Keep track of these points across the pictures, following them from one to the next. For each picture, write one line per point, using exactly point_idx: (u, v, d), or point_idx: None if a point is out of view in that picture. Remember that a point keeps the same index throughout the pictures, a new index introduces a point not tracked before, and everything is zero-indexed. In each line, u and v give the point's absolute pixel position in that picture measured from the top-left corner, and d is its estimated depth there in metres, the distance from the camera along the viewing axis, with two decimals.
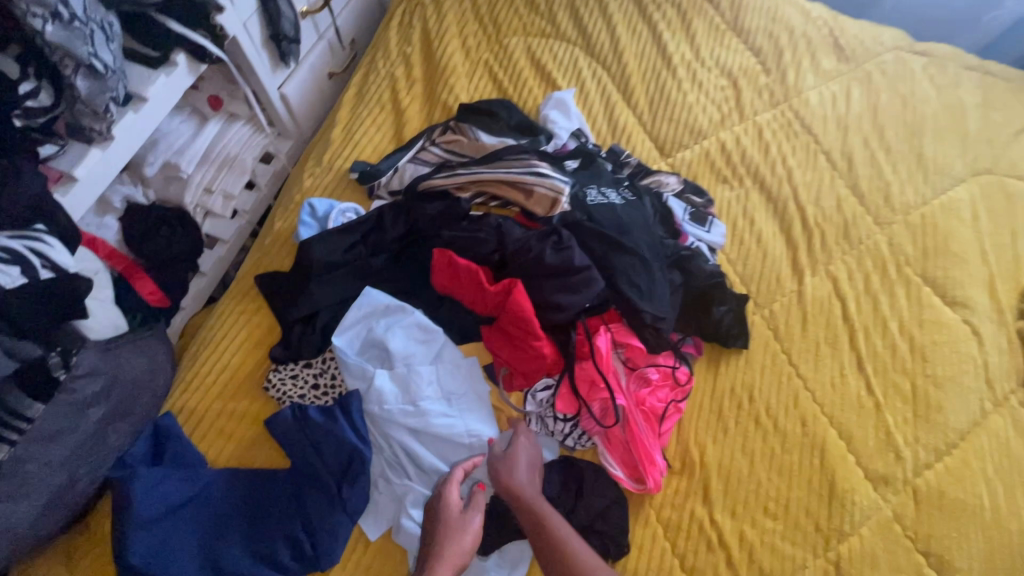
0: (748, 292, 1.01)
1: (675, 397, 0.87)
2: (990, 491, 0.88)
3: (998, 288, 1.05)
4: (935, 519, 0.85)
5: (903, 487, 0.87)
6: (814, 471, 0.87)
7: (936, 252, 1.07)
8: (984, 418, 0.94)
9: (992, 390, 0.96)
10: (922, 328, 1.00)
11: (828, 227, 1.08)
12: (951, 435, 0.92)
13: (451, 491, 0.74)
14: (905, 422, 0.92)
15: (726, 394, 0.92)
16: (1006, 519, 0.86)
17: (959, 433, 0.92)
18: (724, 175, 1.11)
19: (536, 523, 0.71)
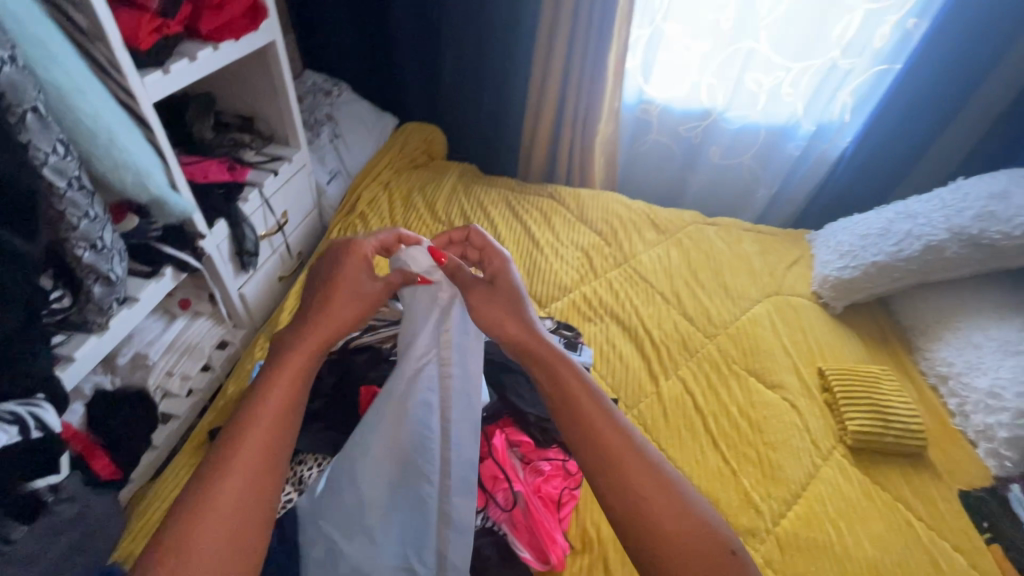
0: (617, 397, 1.28)
1: (569, 483, 1.05)
2: (834, 528, 1.08)
3: (802, 371, 1.39)
4: (796, 559, 1.03)
5: (766, 537, 1.06)
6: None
7: (752, 351, 1.43)
8: (818, 471, 1.18)
9: (818, 448, 1.23)
10: (754, 408, 1.29)
11: (671, 343, 1.43)
12: (793, 488, 1.14)
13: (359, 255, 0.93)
14: (757, 482, 1.14)
15: None
16: (850, 550, 1.05)
17: (800, 485, 1.15)
18: (588, 315, 1.48)
19: (579, 416, 0.75)
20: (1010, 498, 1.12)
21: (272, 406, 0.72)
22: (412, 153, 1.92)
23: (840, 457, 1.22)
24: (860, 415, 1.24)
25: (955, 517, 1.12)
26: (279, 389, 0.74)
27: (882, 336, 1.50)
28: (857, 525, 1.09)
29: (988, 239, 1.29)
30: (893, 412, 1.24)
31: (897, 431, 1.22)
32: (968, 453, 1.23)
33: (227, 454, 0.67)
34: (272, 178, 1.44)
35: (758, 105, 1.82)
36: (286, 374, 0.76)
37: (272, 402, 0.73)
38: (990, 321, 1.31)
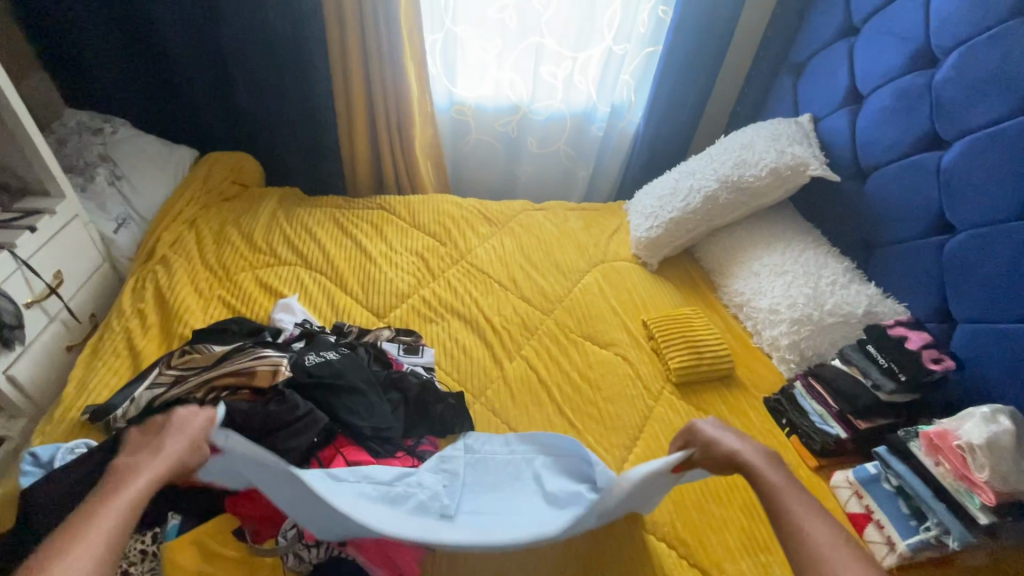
0: (465, 389, 1.30)
1: None
2: None
3: (630, 325, 1.52)
4: None
5: None
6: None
7: (586, 318, 1.53)
8: (652, 411, 1.30)
9: (649, 390, 1.35)
10: (593, 368, 1.38)
11: (512, 326, 1.48)
12: (632, 432, 1.24)
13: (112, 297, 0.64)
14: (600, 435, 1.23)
15: None
16: None
17: (638, 428, 1.25)
18: (429, 317, 1.48)
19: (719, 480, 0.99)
20: (795, 394, 1.29)
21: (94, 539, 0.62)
22: (220, 184, 1.77)
23: (668, 394, 1.35)
24: (680, 353, 1.38)
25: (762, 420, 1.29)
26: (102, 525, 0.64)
27: (692, 282, 1.70)
28: None
29: (746, 181, 1.52)
30: (706, 343, 1.40)
31: (710, 360, 1.38)
32: (767, 365, 1.43)
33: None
34: (25, 235, 1.24)
35: (557, 95, 1.97)
36: (119, 505, 0.67)
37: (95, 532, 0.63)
38: (763, 252, 1.54)
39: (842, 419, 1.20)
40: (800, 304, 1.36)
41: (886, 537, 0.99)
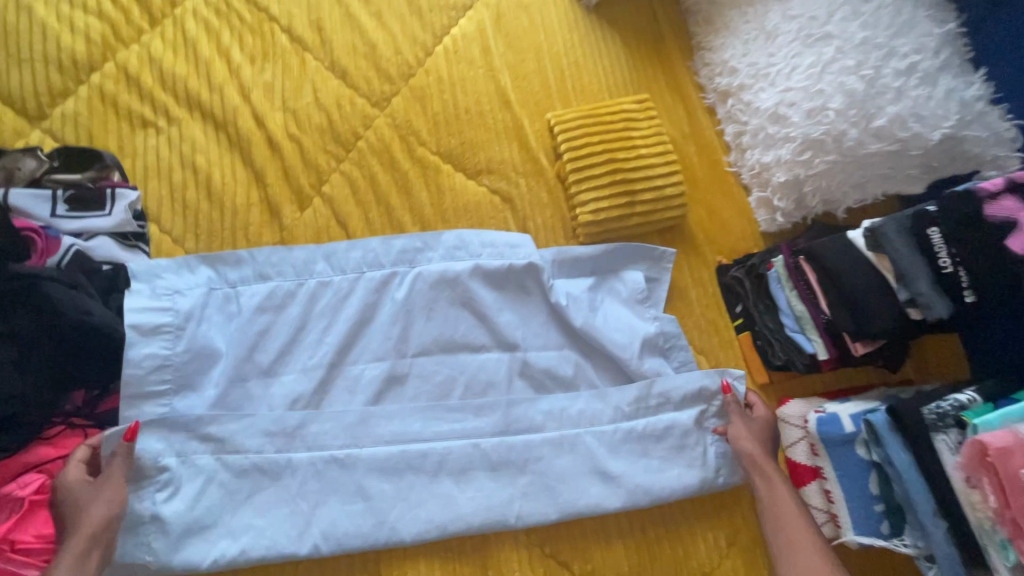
0: (202, 262, 0.72)
1: None
2: (552, 413, 0.74)
3: (526, 131, 0.86)
4: (501, 484, 0.70)
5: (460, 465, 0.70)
6: (347, 497, 0.67)
7: (448, 118, 0.85)
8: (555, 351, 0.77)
9: (535, 236, 0.83)
10: (449, 219, 0.81)
11: (307, 134, 0.81)
12: (498, 380, 0.75)
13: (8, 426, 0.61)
14: (443, 383, 0.74)
15: (207, 480, 0.65)
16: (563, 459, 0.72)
17: (508, 383, 0.75)
18: (142, 117, 0.78)
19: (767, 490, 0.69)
20: (769, 278, 0.78)
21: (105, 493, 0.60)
22: None
23: (566, 243, 0.84)
24: (598, 195, 0.81)
25: (687, 318, 0.82)
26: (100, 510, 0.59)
27: (654, 32, 0.94)
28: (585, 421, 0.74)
29: None
30: (643, 176, 0.83)
31: (644, 208, 0.82)
32: (736, 207, 0.87)
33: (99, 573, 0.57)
34: None
35: None
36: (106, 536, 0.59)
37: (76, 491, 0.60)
38: None
39: (828, 334, 0.72)
40: (830, 112, 0.73)
41: (829, 507, 0.71)
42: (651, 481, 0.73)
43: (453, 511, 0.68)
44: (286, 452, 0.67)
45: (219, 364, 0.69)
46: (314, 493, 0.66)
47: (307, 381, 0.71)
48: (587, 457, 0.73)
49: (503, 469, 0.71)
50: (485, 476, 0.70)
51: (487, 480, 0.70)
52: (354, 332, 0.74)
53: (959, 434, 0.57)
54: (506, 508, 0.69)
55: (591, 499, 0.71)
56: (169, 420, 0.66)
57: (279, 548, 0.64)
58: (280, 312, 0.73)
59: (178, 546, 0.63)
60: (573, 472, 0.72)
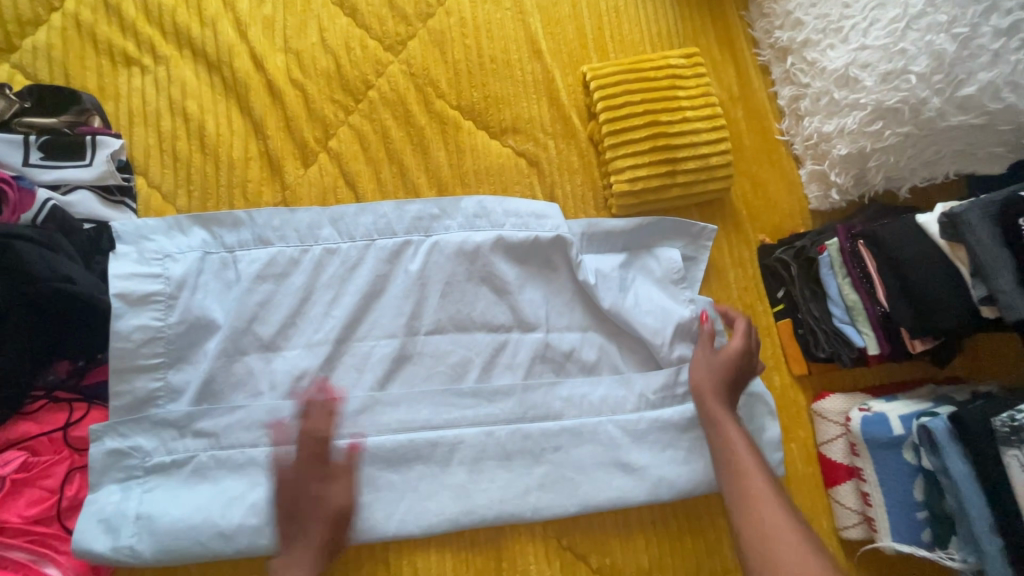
0: (195, 222, 0.65)
1: (77, 465, 0.59)
2: (577, 399, 0.69)
3: (557, 84, 0.77)
4: (520, 472, 0.66)
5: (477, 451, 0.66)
6: (356, 482, 0.63)
7: (470, 66, 0.76)
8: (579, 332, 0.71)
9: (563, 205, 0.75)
10: (468, 182, 0.73)
11: (313, 80, 0.72)
12: (519, 362, 0.69)
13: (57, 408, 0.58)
14: (460, 364, 0.68)
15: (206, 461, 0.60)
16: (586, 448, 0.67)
17: (529, 366, 0.69)
18: (126, 52, 0.68)
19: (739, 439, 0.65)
20: (819, 262, 0.71)
21: (321, 473, 0.61)
22: None
23: (596, 214, 0.76)
24: (637, 161, 0.73)
25: (724, 302, 0.75)
26: (331, 487, 0.60)
27: None
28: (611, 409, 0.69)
29: None
30: (687, 141, 0.74)
31: (685, 178, 0.74)
32: (785, 180, 0.79)
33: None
34: None
35: None
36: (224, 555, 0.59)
37: (290, 470, 0.60)
38: None
39: (882, 326, 0.66)
40: (909, 77, 0.65)
41: (865, 510, 0.66)
42: (680, 476, 0.68)
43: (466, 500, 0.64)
44: (291, 431, 0.62)
45: (215, 337, 0.64)
46: (321, 476, 0.62)
47: (313, 357, 0.66)
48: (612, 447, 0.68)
49: (522, 456, 0.66)
50: (503, 464, 0.66)
51: (501, 470, 0.66)
52: (364, 305, 0.67)
53: None
54: (525, 498, 0.65)
55: (613, 493, 0.67)
56: (163, 396, 0.61)
57: (285, 532, 0.60)
58: (283, 280, 0.66)
59: (178, 531, 0.58)
60: (597, 463, 0.67)
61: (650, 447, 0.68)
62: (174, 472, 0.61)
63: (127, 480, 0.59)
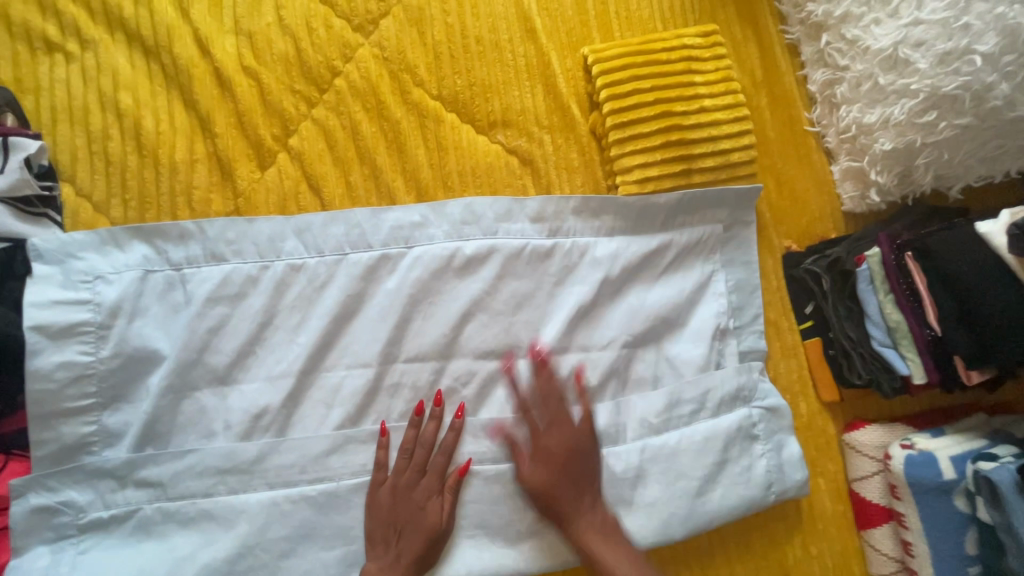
0: (132, 235, 0.55)
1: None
2: (578, 434, 0.60)
3: (554, 69, 0.66)
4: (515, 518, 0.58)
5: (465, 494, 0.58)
6: (328, 536, 0.55)
7: (453, 49, 0.65)
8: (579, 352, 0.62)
9: None
10: (452, 184, 0.64)
11: (268, 67, 0.62)
12: (515, 394, 0.60)
13: (50, 433, 0.51)
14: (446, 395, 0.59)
15: (151, 517, 0.52)
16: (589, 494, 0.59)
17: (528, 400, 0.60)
18: (45, 35, 0.58)
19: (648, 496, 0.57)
20: (858, 275, 0.61)
21: (435, 484, 0.56)
22: None
23: None
24: (646, 160, 0.63)
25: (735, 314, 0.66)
26: (433, 506, 0.55)
27: None
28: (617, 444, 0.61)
29: None
30: (703, 135, 0.64)
31: (700, 178, 0.65)
32: (814, 177, 0.69)
33: (405, 541, 0.54)
34: None
35: None
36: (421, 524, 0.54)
37: (387, 489, 0.55)
38: None
39: (932, 352, 0.57)
40: (972, 57, 0.55)
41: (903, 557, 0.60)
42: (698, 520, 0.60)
43: (452, 554, 0.56)
44: (252, 480, 0.54)
45: (159, 371, 0.54)
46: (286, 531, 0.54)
47: (273, 391, 0.56)
48: (622, 490, 0.60)
49: (513, 501, 0.58)
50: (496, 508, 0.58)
51: (493, 515, 0.58)
52: (334, 329, 0.58)
53: None
54: (523, 550, 0.58)
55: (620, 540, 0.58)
56: (97, 442, 0.52)
57: None
58: (238, 302, 0.57)
59: None
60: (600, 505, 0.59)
61: (662, 485, 0.60)
62: (114, 529, 0.52)
63: (59, 541, 0.51)
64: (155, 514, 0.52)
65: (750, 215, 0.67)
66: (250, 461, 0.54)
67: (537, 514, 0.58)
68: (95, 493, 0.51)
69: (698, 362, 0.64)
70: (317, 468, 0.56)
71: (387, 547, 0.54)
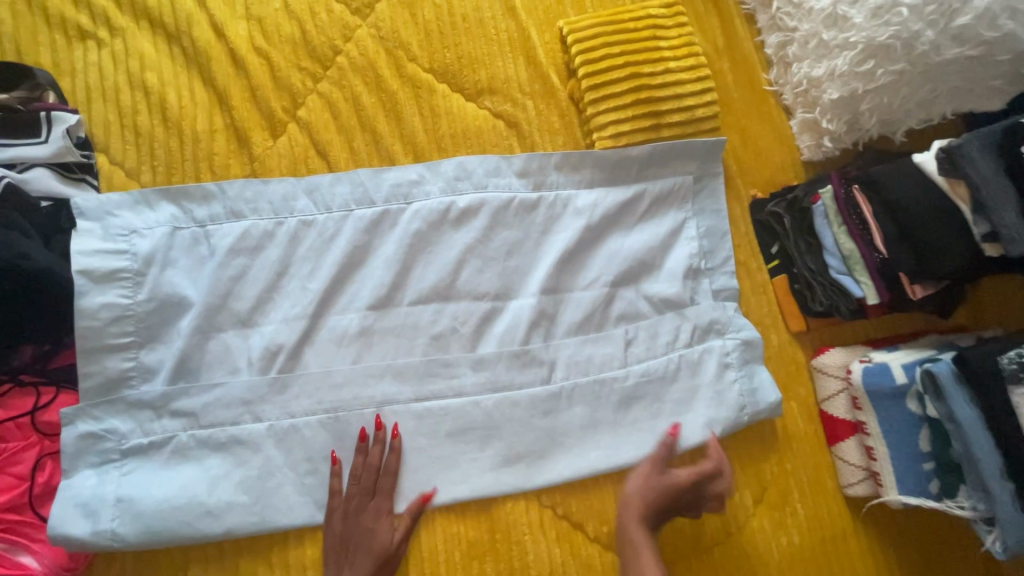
0: (161, 195, 0.62)
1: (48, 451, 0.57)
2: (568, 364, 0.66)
3: (534, 42, 0.74)
4: (515, 440, 0.64)
5: (469, 421, 0.64)
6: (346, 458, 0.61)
7: (442, 27, 0.72)
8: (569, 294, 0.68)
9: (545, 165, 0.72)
10: (445, 147, 0.70)
11: (277, 47, 0.69)
12: (509, 330, 0.66)
13: (94, 369, 0.57)
14: (448, 333, 0.66)
15: (186, 442, 0.58)
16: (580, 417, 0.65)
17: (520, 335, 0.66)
18: (79, 25, 0.65)
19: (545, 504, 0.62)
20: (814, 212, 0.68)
21: (385, 504, 0.59)
22: None
23: None
24: (619, 117, 0.70)
25: (708, 254, 0.72)
26: (382, 526, 0.58)
27: None
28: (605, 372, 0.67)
29: None
30: (670, 94, 0.71)
31: (668, 132, 0.72)
32: (774, 131, 0.76)
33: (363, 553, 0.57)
34: None
35: None
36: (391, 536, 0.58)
37: (338, 514, 0.58)
38: None
39: (882, 274, 0.63)
40: (899, 9, 0.62)
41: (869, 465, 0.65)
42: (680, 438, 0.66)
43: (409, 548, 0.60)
44: (275, 409, 0.60)
45: (189, 315, 0.60)
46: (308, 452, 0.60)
47: (290, 332, 0.62)
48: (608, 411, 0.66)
49: (509, 426, 0.64)
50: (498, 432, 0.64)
51: (493, 438, 0.64)
52: (345, 275, 0.65)
53: None
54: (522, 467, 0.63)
55: (605, 456, 0.64)
56: (135, 378, 0.58)
57: (272, 510, 0.58)
58: (257, 253, 0.63)
59: (158, 515, 0.56)
60: (590, 428, 0.65)
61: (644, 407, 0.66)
62: (153, 454, 0.58)
63: (104, 464, 0.57)
64: (189, 440, 0.58)
65: (717, 165, 0.73)
66: (274, 393, 0.61)
67: (534, 435, 0.64)
68: (136, 422, 0.58)
69: (674, 298, 0.70)
70: (334, 397, 0.62)
71: (354, 555, 0.57)
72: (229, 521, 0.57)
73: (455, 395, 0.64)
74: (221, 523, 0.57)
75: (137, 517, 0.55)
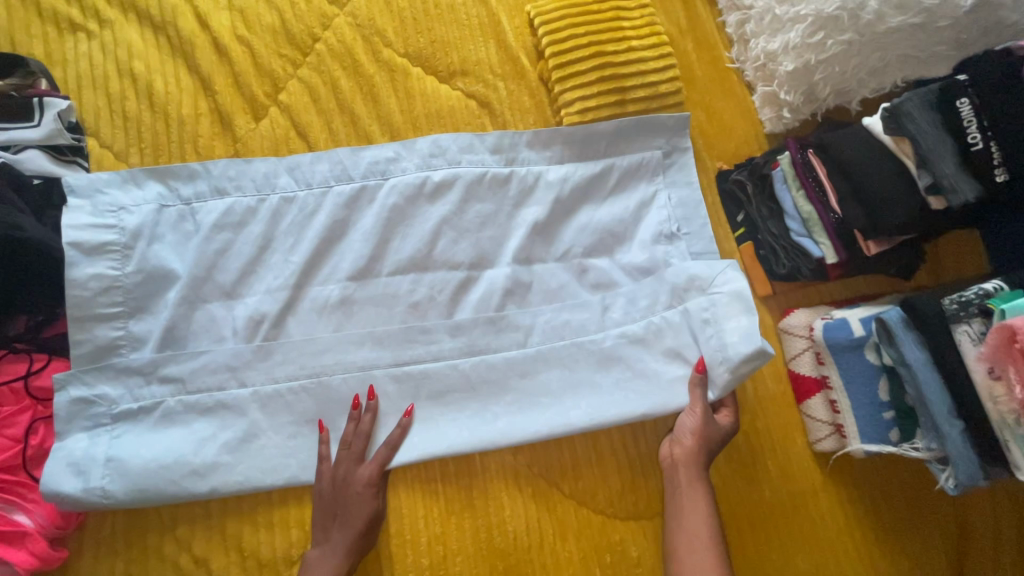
0: (148, 175, 0.65)
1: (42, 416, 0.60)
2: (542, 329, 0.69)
3: (504, 27, 0.77)
4: (492, 401, 0.67)
5: (447, 385, 0.66)
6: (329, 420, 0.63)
7: (416, 14, 0.76)
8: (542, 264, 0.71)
9: None
10: (421, 127, 0.74)
11: (259, 36, 0.72)
12: (483, 298, 0.69)
13: (86, 338, 0.60)
14: (425, 302, 0.68)
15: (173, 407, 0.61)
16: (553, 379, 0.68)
17: (494, 301, 0.69)
18: (71, 18, 0.69)
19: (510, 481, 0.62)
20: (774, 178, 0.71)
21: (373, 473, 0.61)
22: None
23: None
24: (586, 94, 0.74)
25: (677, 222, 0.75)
26: (370, 493, 0.60)
27: None
28: (578, 336, 0.69)
29: None
30: (634, 72, 0.74)
31: (634, 108, 0.75)
32: (738, 106, 0.79)
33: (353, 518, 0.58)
34: None
35: None
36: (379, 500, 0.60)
37: (328, 479, 0.60)
38: None
39: (839, 233, 0.66)
40: None
41: (835, 420, 0.67)
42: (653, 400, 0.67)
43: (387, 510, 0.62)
44: (259, 375, 0.63)
45: (175, 287, 0.63)
46: (292, 416, 0.63)
47: (273, 302, 0.65)
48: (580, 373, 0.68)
49: (486, 389, 0.67)
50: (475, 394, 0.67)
51: (470, 401, 0.66)
52: (325, 249, 0.68)
53: (985, 324, 0.52)
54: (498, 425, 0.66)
55: (582, 414, 0.66)
56: (124, 347, 0.61)
57: (257, 470, 0.61)
58: (240, 228, 0.66)
59: (148, 475, 0.58)
60: (565, 391, 0.68)
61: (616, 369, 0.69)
62: (141, 419, 0.60)
63: (94, 428, 0.59)
64: (176, 405, 0.61)
65: (684, 139, 0.76)
66: (258, 360, 0.63)
67: (510, 397, 0.67)
68: (125, 388, 0.60)
69: (643, 265, 0.72)
70: (315, 364, 0.64)
71: (343, 518, 0.58)
72: (215, 479, 0.60)
73: (433, 360, 0.66)
74: (208, 483, 0.59)
75: (127, 476, 0.58)
